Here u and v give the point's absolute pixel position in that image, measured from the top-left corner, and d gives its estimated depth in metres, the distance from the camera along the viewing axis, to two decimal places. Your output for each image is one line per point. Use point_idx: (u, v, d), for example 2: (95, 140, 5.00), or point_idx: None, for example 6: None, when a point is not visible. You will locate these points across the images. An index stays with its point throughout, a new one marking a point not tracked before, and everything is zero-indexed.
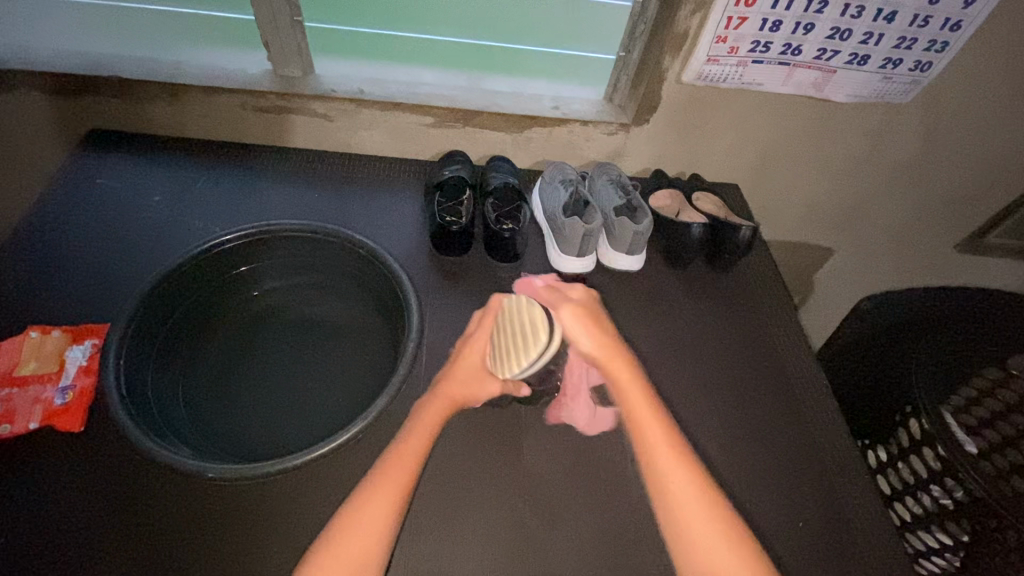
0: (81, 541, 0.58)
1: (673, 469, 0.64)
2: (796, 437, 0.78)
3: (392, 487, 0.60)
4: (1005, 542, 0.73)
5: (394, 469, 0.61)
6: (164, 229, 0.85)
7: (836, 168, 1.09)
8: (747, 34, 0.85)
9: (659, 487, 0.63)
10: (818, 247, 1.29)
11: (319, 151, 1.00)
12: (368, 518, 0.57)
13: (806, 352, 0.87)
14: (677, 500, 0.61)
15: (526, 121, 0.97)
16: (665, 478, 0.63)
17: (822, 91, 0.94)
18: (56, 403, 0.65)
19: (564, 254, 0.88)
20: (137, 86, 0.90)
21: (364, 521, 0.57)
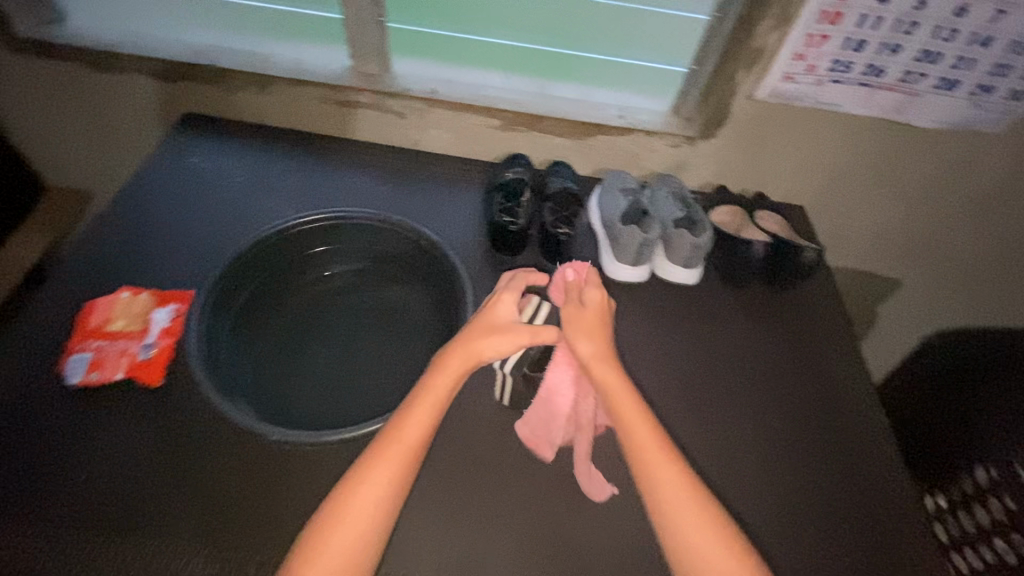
0: (153, 484, 0.64)
1: (659, 466, 0.60)
2: (846, 469, 0.75)
3: (401, 450, 0.59)
4: None
5: (405, 432, 0.60)
6: (245, 207, 0.91)
7: (911, 196, 1.04)
8: (828, 52, 0.83)
9: (645, 484, 0.60)
10: (884, 278, 1.23)
11: (389, 145, 1.05)
12: (370, 490, 0.57)
13: (864, 383, 0.84)
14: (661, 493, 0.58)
15: (591, 128, 0.98)
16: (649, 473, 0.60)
17: (904, 114, 0.90)
18: (140, 357, 0.72)
19: (618, 261, 0.89)
20: (231, 74, 0.97)
21: (373, 483, 0.57)
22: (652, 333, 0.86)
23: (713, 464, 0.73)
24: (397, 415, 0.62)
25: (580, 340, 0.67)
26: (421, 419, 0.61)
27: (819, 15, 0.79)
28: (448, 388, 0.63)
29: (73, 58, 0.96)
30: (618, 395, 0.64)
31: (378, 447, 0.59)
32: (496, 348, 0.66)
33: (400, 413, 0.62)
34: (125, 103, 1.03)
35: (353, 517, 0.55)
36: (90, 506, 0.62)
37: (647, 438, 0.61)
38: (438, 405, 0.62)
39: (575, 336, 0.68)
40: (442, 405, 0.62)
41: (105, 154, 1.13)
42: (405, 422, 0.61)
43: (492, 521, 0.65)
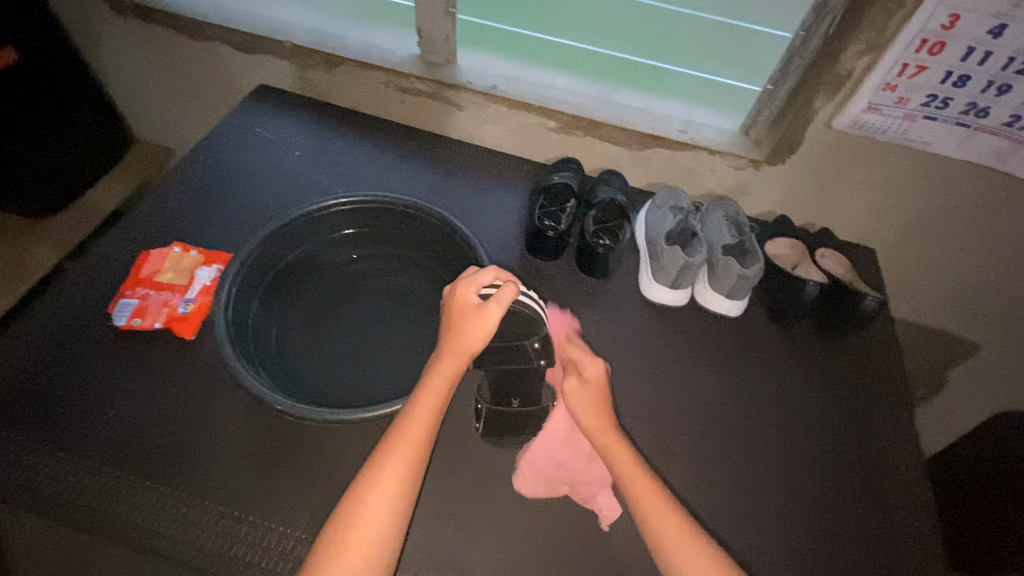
0: (171, 432, 0.68)
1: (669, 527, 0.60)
2: (871, 543, 0.69)
3: (408, 452, 0.59)
4: None
5: (408, 433, 0.61)
6: (294, 182, 0.94)
7: (1002, 255, 0.93)
8: (923, 85, 0.75)
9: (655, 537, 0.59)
10: (957, 339, 1.11)
11: (444, 134, 1.05)
12: (382, 490, 0.57)
13: (912, 454, 0.76)
14: (675, 556, 0.58)
15: (650, 140, 0.94)
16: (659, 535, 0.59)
17: (1006, 163, 0.81)
18: (179, 310, 0.76)
19: (657, 282, 0.85)
20: (304, 51, 1.00)
21: (382, 482, 0.58)
22: (681, 362, 0.81)
23: (723, 510, 0.69)
24: (397, 422, 0.62)
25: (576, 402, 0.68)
26: (423, 417, 0.62)
27: (918, 43, 0.71)
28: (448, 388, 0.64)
29: (167, 24, 1.03)
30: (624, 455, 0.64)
31: (383, 451, 0.60)
32: (483, 331, 0.65)
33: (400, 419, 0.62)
34: (208, 69, 1.09)
35: (371, 514, 0.56)
36: (114, 441, 0.67)
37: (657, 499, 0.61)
38: (438, 404, 0.63)
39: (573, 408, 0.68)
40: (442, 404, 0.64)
41: (186, 115, 1.20)
42: (405, 428, 0.61)
43: (481, 526, 0.65)
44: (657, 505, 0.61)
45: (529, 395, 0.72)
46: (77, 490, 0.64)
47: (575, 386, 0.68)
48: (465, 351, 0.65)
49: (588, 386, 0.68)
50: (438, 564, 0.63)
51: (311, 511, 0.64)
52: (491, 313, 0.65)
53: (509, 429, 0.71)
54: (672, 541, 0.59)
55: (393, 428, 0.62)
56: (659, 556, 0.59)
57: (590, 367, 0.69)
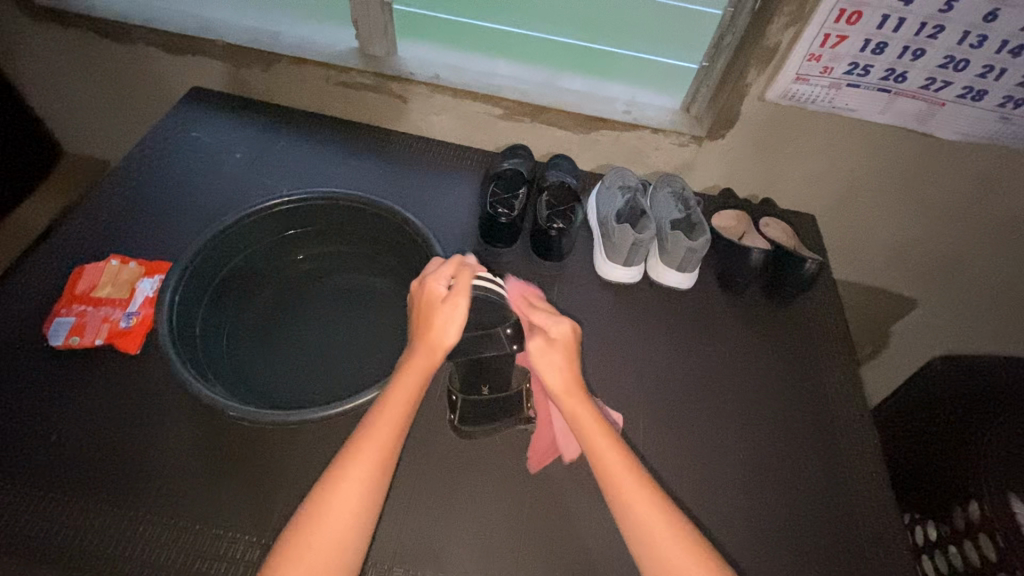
0: (121, 452, 0.65)
1: (634, 496, 0.59)
2: (828, 494, 0.72)
3: (376, 449, 0.59)
4: None
5: (379, 429, 0.60)
6: (237, 184, 0.91)
7: (930, 213, 0.99)
8: (845, 54, 0.78)
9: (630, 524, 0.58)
10: (896, 296, 1.18)
11: (390, 129, 1.03)
12: (349, 489, 0.57)
13: (858, 405, 0.80)
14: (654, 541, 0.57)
15: (595, 123, 0.95)
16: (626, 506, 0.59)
17: (926, 124, 0.85)
18: (121, 325, 0.73)
19: (610, 261, 0.86)
20: (237, 50, 0.96)
21: (350, 479, 0.57)
22: (638, 338, 0.83)
23: (686, 476, 0.72)
24: (368, 418, 0.62)
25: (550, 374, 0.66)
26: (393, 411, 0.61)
27: (837, 14, 0.74)
28: (418, 383, 0.64)
29: (87, 28, 0.97)
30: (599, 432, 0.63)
31: (351, 449, 0.59)
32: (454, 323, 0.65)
33: (372, 413, 0.62)
34: (136, 74, 1.04)
35: (337, 512, 0.55)
36: (59, 466, 0.64)
37: (623, 471, 0.61)
38: (410, 399, 0.63)
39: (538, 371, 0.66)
40: (413, 399, 0.63)
41: (117, 123, 1.15)
42: (374, 426, 0.60)
43: (454, 515, 0.65)
44: (623, 473, 0.60)
45: (497, 381, 0.75)
46: (21, 519, 0.60)
47: (538, 350, 0.66)
48: (433, 347, 0.65)
49: (554, 348, 0.67)
50: (410, 557, 0.62)
51: (275, 517, 0.62)
52: (458, 306, 0.65)
53: (484, 417, 0.71)
54: (637, 508, 0.59)
55: (364, 424, 0.61)
56: (624, 520, 0.59)
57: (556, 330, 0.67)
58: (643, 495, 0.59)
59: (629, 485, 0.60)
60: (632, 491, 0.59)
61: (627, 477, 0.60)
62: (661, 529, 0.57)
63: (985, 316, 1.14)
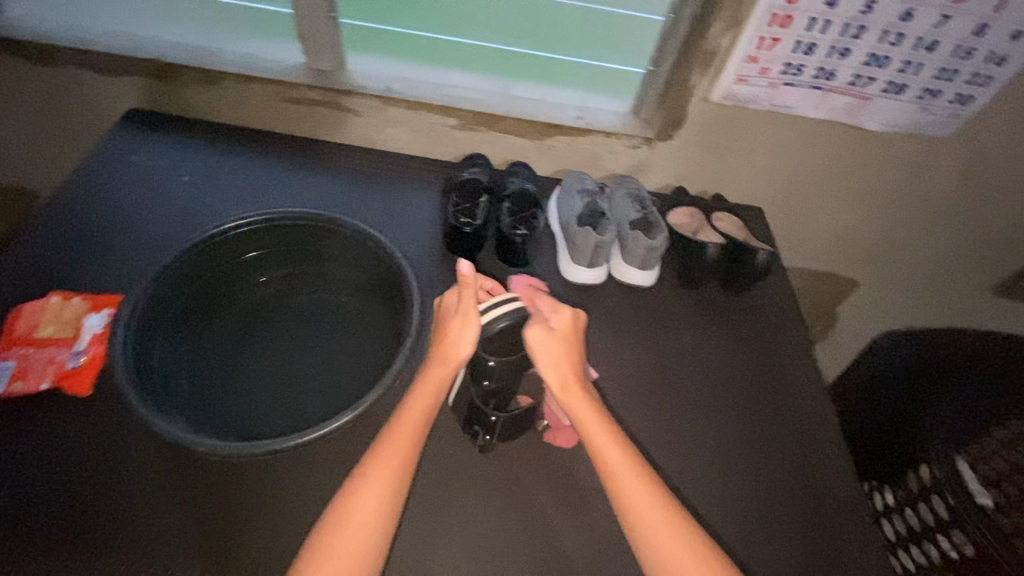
0: (79, 501, 0.61)
1: (631, 484, 0.61)
2: (798, 471, 0.76)
3: (395, 455, 0.60)
4: None
5: (398, 437, 0.61)
6: (186, 209, 0.87)
7: (865, 199, 1.06)
8: (779, 55, 0.83)
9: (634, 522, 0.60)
10: (841, 278, 1.25)
11: (344, 144, 1.02)
12: (369, 496, 0.57)
13: (816, 384, 0.85)
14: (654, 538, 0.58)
15: (550, 129, 0.96)
16: (621, 492, 0.61)
17: (856, 117, 0.91)
18: (68, 366, 0.68)
19: (575, 263, 0.88)
20: (177, 70, 0.93)
21: (375, 483, 0.58)
22: (608, 337, 0.85)
23: (664, 469, 0.73)
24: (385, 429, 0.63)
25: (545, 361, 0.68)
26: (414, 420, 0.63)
27: (770, 18, 0.79)
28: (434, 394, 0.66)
29: (8, 51, 0.91)
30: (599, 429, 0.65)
31: (371, 458, 0.60)
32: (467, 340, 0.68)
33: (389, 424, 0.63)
34: (65, 98, 0.98)
35: (358, 518, 0.56)
36: (10, 523, 0.59)
37: (620, 458, 0.63)
38: (427, 410, 0.64)
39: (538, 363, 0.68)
40: (429, 409, 0.65)
41: (46, 151, 1.07)
42: (392, 435, 0.62)
43: (442, 530, 0.65)
44: (619, 463, 0.62)
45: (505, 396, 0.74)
46: None
47: (540, 338, 0.67)
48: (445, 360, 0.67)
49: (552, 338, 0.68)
50: None
51: (254, 554, 0.60)
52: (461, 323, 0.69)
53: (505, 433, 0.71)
54: (635, 503, 0.60)
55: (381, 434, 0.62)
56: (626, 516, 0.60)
57: (557, 321, 0.70)
58: (639, 482, 0.61)
59: (629, 480, 0.61)
60: (628, 479, 0.61)
61: (625, 465, 0.62)
62: (663, 525, 0.59)
63: (918, 290, 1.23)
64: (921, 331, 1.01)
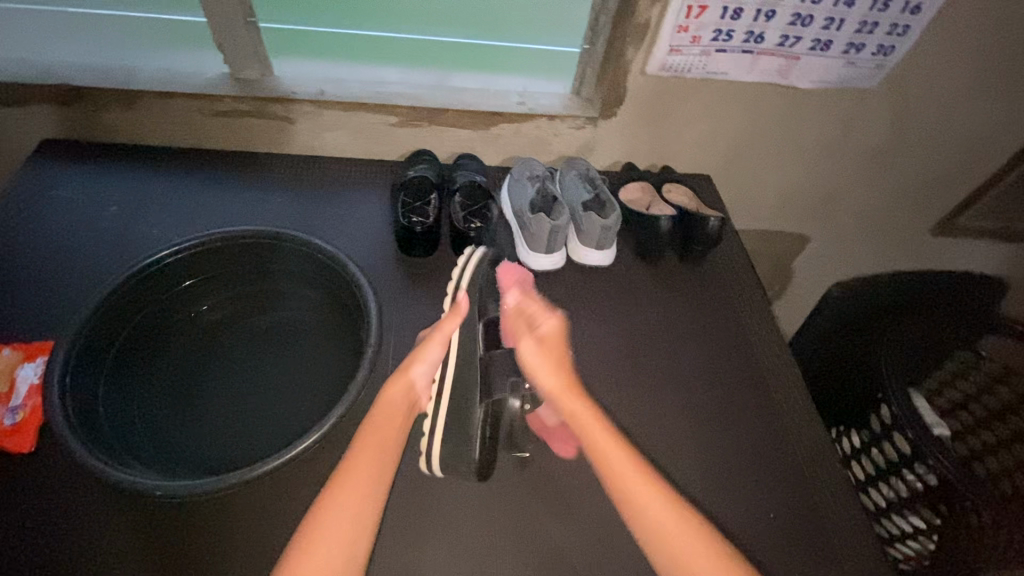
0: (32, 568, 0.57)
1: (617, 458, 0.64)
2: (771, 427, 0.78)
3: (370, 460, 0.63)
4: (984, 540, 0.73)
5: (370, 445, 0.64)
6: (117, 240, 0.82)
7: (807, 155, 1.09)
8: (708, 22, 0.84)
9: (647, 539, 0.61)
10: (792, 236, 1.29)
11: (282, 154, 0.97)
12: (346, 503, 0.59)
13: (778, 341, 0.87)
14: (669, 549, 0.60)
15: (493, 117, 0.95)
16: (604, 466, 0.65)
17: (788, 77, 0.93)
18: (5, 423, 0.63)
19: (532, 251, 0.87)
20: (89, 93, 0.86)
21: (342, 508, 0.59)
22: (574, 321, 0.85)
23: (642, 444, 0.74)
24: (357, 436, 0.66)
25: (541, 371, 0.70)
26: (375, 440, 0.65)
27: None
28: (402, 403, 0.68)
29: None
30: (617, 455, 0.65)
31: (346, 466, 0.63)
32: (430, 362, 0.71)
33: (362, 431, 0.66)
34: None
35: (335, 524, 0.58)
36: None
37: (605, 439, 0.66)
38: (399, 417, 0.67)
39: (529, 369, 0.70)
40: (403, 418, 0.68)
41: None
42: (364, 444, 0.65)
43: (427, 536, 0.64)
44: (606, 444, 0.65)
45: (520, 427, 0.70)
46: None
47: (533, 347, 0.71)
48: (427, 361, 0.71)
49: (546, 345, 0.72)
50: None
51: None
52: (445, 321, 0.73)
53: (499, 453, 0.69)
54: (649, 510, 0.61)
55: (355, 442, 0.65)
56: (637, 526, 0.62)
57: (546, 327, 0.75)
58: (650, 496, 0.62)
59: (644, 495, 0.62)
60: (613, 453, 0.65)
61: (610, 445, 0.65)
62: (677, 530, 0.60)
63: (865, 236, 1.29)
64: (868, 277, 1.05)
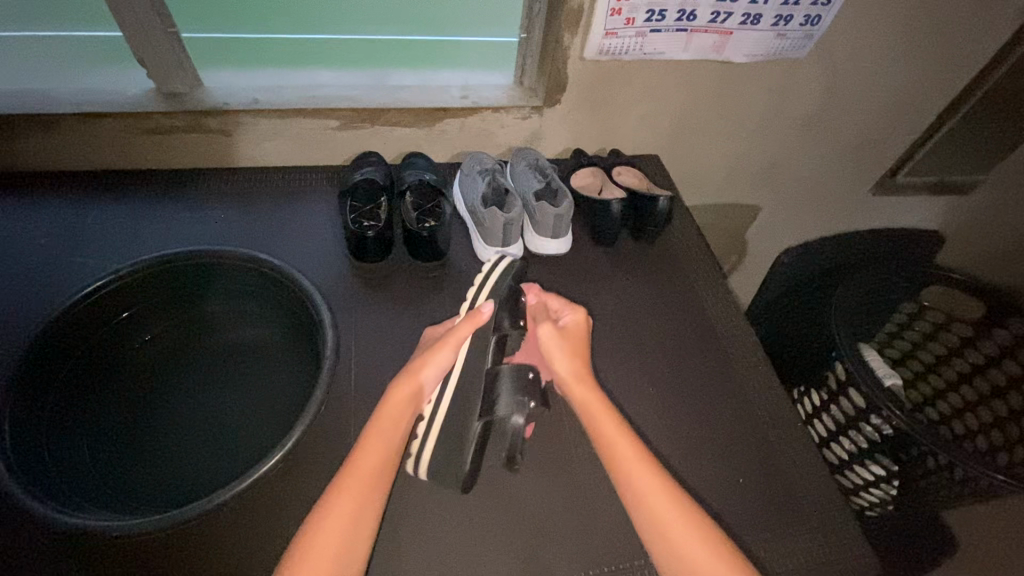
0: None
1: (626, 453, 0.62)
2: (734, 395, 0.80)
3: (371, 465, 0.60)
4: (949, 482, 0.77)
5: (371, 449, 0.61)
6: (47, 274, 0.78)
7: (750, 127, 1.11)
8: (640, 4, 0.84)
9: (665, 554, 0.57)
10: (743, 206, 1.32)
11: (222, 169, 0.94)
12: (338, 513, 0.56)
13: (736, 311, 0.89)
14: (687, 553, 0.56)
15: (436, 114, 0.93)
16: (613, 454, 0.63)
17: (723, 53, 0.95)
18: None
19: (489, 245, 0.87)
20: (2, 120, 0.81)
21: (339, 507, 0.57)
22: None
23: None
24: (361, 436, 0.62)
25: (559, 360, 0.69)
26: (378, 443, 0.61)
27: None
28: (405, 406, 0.64)
29: None
30: (633, 457, 0.62)
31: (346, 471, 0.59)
32: (441, 365, 0.67)
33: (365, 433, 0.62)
34: None
35: (327, 539, 0.55)
36: None
37: (614, 429, 0.64)
38: (403, 420, 0.64)
39: (551, 360, 0.69)
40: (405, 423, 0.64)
41: None
42: (366, 447, 0.61)
43: (405, 542, 0.63)
44: (614, 435, 0.63)
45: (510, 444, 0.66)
46: None
47: (549, 334, 0.70)
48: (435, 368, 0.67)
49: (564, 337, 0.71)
50: None
51: None
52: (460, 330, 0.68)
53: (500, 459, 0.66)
54: (664, 512, 0.58)
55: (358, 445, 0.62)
56: (653, 532, 0.58)
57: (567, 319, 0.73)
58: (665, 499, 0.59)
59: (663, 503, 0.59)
60: (620, 445, 0.63)
61: (618, 434, 0.64)
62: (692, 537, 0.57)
63: (811, 200, 1.33)
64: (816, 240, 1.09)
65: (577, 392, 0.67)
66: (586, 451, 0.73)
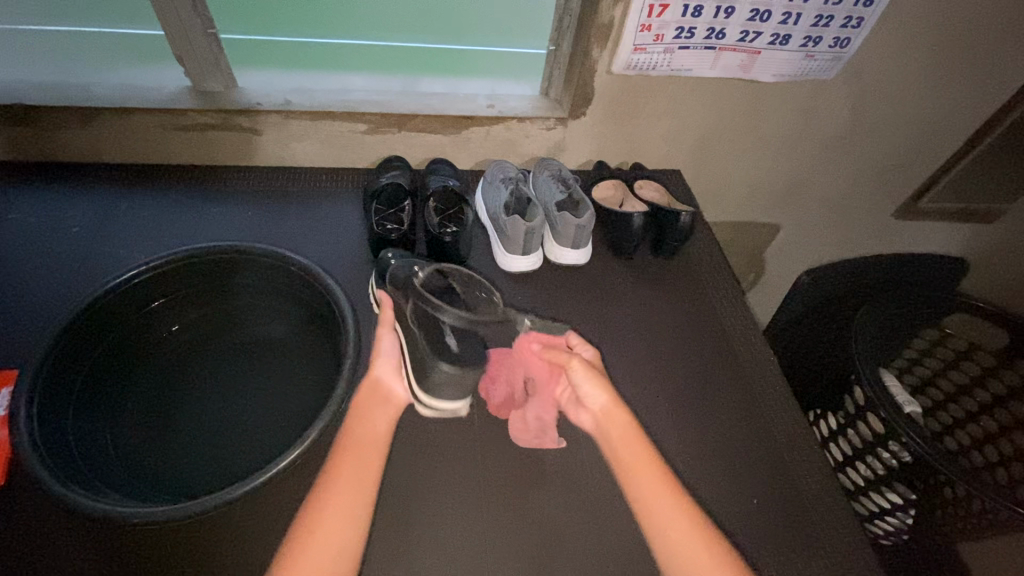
0: None
1: (658, 490, 0.64)
2: (750, 413, 0.80)
3: (361, 450, 0.65)
4: (969, 513, 0.76)
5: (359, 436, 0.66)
6: (79, 262, 0.80)
7: (774, 146, 1.11)
8: (670, 21, 0.85)
9: None
10: (763, 225, 1.32)
11: (252, 167, 0.96)
12: (340, 497, 0.60)
13: (755, 329, 0.89)
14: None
15: (462, 121, 0.94)
16: (646, 498, 0.64)
17: (750, 72, 0.95)
18: None
19: (509, 253, 0.87)
20: (43, 113, 0.83)
21: (339, 492, 0.61)
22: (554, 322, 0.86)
23: None
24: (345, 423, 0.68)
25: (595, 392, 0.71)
26: (363, 430, 0.67)
27: None
28: (376, 396, 0.70)
29: None
30: (671, 500, 0.64)
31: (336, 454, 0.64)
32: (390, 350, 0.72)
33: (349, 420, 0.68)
34: None
35: (331, 520, 0.59)
36: None
37: (647, 461, 0.66)
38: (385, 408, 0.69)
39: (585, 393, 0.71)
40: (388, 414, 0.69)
41: None
42: (357, 434, 0.66)
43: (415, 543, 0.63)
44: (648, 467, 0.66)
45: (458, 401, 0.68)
46: None
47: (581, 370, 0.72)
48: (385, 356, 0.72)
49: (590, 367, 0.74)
50: None
51: None
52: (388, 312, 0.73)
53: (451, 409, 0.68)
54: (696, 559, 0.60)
55: (343, 431, 0.67)
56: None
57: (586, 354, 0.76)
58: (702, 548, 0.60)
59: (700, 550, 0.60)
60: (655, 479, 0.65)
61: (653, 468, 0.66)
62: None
63: (833, 222, 1.32)
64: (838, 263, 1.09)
65: (613, 419, 0.69)
66: (600, 462, 0.72)
